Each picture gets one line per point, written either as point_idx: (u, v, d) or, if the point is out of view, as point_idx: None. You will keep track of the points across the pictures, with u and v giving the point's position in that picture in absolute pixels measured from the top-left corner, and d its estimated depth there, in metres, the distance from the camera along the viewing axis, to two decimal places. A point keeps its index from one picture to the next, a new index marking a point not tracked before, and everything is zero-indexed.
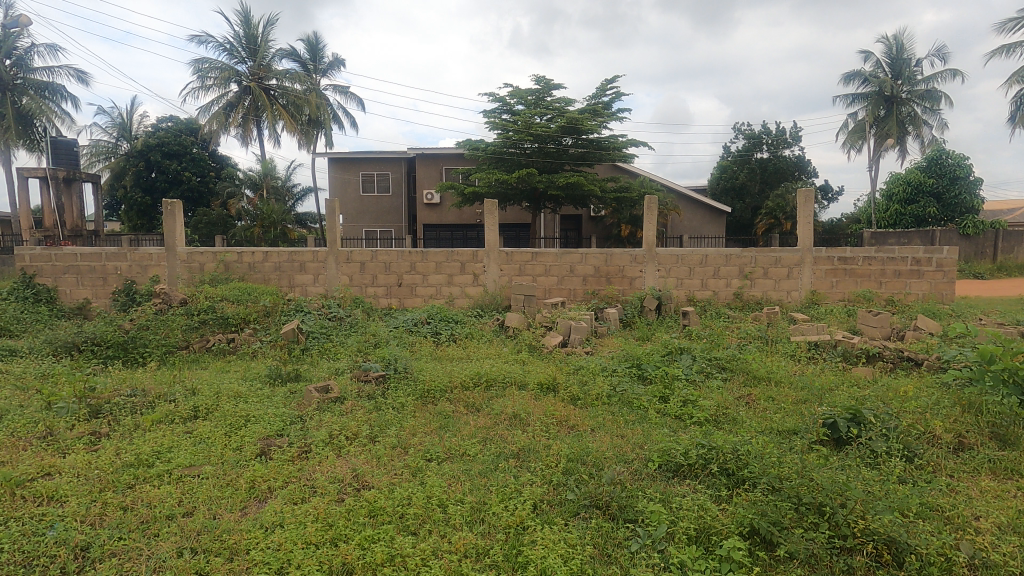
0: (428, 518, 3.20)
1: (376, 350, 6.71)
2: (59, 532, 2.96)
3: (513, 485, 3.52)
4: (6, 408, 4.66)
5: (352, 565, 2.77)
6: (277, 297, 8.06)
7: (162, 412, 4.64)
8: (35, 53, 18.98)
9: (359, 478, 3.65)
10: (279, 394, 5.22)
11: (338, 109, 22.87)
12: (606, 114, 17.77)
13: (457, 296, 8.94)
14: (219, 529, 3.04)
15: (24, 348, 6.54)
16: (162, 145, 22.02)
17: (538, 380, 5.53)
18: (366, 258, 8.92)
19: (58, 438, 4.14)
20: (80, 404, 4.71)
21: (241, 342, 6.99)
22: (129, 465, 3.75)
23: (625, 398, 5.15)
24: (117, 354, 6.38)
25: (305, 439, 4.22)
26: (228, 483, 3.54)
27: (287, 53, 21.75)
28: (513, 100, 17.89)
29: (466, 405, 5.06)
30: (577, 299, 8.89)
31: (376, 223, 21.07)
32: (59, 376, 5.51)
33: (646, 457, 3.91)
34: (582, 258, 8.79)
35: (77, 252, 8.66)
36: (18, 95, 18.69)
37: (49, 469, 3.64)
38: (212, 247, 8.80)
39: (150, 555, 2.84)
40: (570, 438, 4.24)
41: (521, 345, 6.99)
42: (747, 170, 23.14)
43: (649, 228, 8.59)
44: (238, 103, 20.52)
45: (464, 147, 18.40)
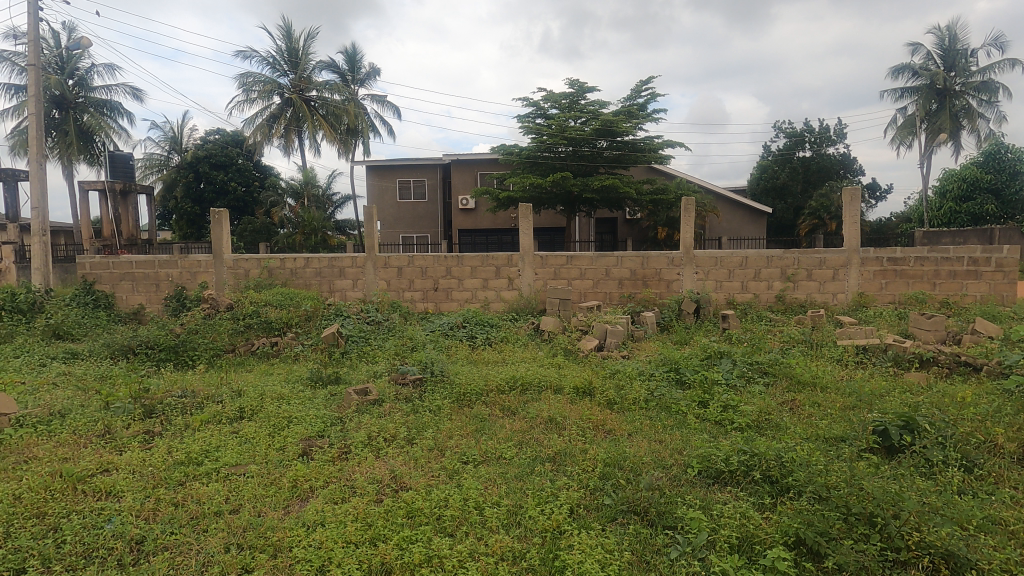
0: (465, 520, 3.22)
1: (413, 353, 6.80)
2: (116, 526, 3.11)
3: (550, 489, 3.50)
4: (69, 407, 4.93)
5: (391, 565, 2.80)
6: (318, 302, 8.28)
7: (210, 413, 4.82)
8: (94, 72, 20.11)
9: (398, 479, 3.71)
10: (320, 397, 5.34)
11: (375, 117, 23.35)
12: (641, 116, 17.60)
13: (493, 300, 8.98)
14: (264, 526, 3.13)
15: (84, 351, 6.91)
16: (210, 157, 22.95)
17: (573, 384, 5.50)
18: (403, 263, 9.06)
19: (115, 436, 4.36)
20: (135, 404, 4.96)
21: (284, 345, 7.20)
22: (179, 463, 3.91)
23: (663, 402, 5.06)
24: (168, 356, 6.65)
25: (345, 441, 4.31)
26: (272, 482, 3.65)
27: (326, 65, 22.36)
28: (547, 104, 17.90)
29: (501, 408, 5.07)
30: (613, 303, 8.79)
31: (413, 229, 21.40)
32: (116, 378, 5.81)
33: (685, 462, 3.83)
34: (619, 261, 8.69)
35: (132, 260, 9.10)
36: (79, 113, 19.83)
37: (107, 465, 3.83)
38: (256, 254, 9.09)
39: (199, 550, 2.96)
40: (608, 443, 4.19)
41: (556, 349, 6.96)
42: (789, 170, 22.50)
43: (687, 229, 8.43)
44: (281, 115, 21.22)
45: (498, 152, 18.46)
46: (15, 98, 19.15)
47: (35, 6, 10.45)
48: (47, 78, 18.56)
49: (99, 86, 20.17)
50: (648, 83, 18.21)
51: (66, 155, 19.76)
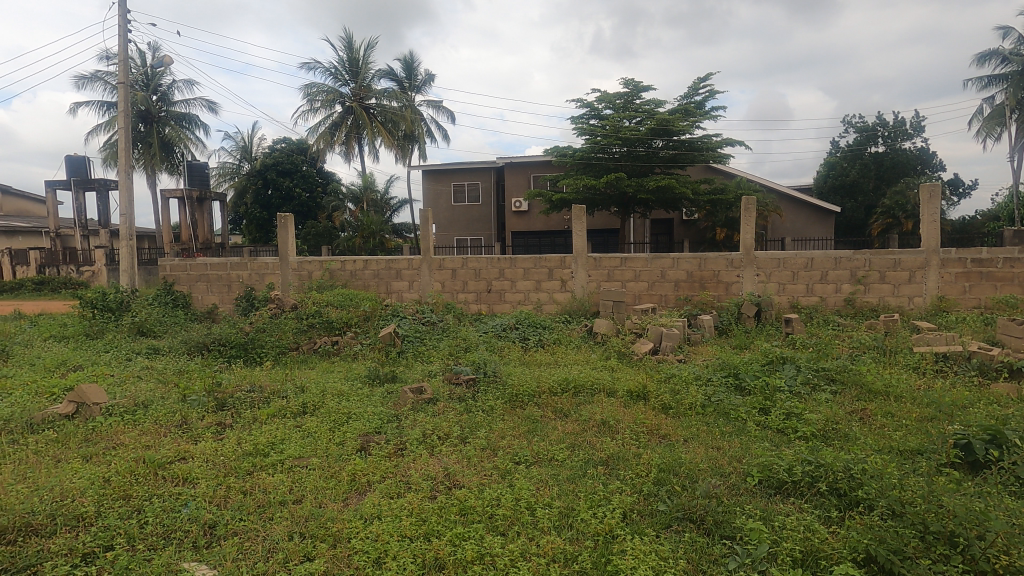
0: (517, 519, 3.23)
1: (467, 354, 6.91)
2: (192, 510, 3.33)
3: (602, 492, 3.47)
4: (152, 398, 5.33)
5: (444, 561, 2.85)
6: (376, 303, 8.55)
7: (276, 407, 5.08)
8: (175, 88, 21.61)
9: (451, 477, 3.77)
10: (378, 394, 5.51)
11: (431, 122, 23.84)
12: (699, 114, 17.14)
13: (546, 302, 8.97)
14: (324, 517, 3.26)
15: (164, 347, 7.43)
16: (277, 165, 24.11)
17: (627, 387, 5.41)
18: (457, 265, 9.21)
19: (192, 426, 4.68)
20: (209, 397, 5.30)
21: (344, 344, 7.48)
22: (247, 454, 4.13)
23: (721, 408, 4.91)
24: (239, 353, 7.05)
25: (401, 437, 4.43)
26: (332, 475, 3.80)
27: (385, 73, 23.06)
28: (601, 105, 17.72)
29: (554, 410, 5.06)
30: (668, 305, 8.59)
31: (467, 231, 21.71)
32: (193, 373, 6.23)
33: (744, 471, 3.70)
34: (674, 263, 8.49)
35: (207, 263, 9.70)
36: (162, 126, 21.35)
37: (183, 453, 4.11)
38: (319, 256, 9.49)
39: (265, 537, 3.11)
40: (663, 448, 4.11)
41: (609, 351, 6.88)
42: (860, 166, 21.29)
43: (747, 230, 8.12)
44: (342, 123, 22.03)
45: (552, 154, 18.42)
46: (107, 114, 20.85)
47: (124, 28, 11.34)
48: (134, 94, 20.09)
49: (179, 101, 21.65)
50: (707, 80, 17.70)
51: (150, 165, 21.31)
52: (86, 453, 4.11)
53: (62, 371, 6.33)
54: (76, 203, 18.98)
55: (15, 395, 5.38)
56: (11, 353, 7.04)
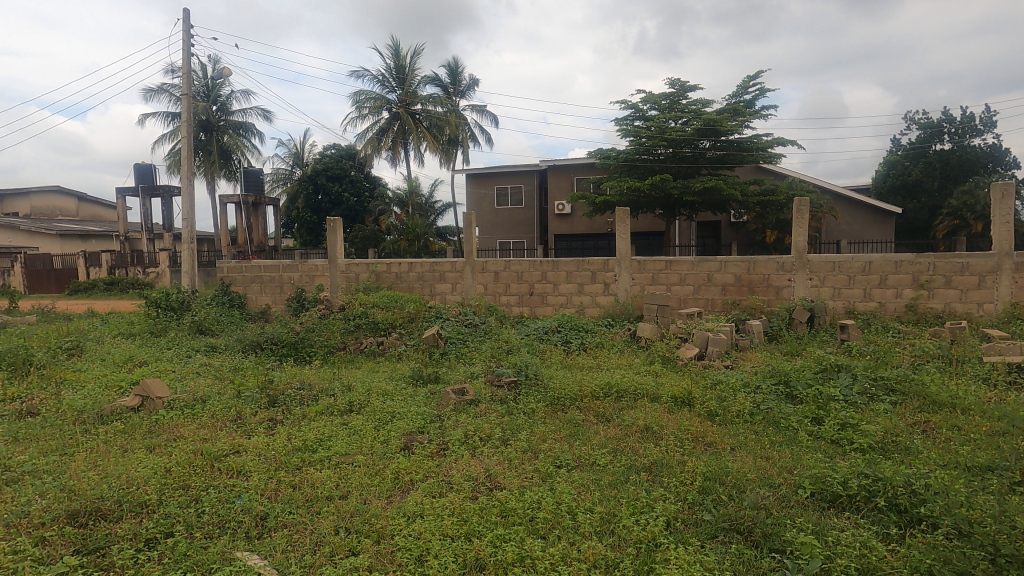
0: (558, 523, 3.22)
1: (508, 356, 6.93)
2: (245, 502, 3.47)
3: (645, 499, 3.41)
4: (209, 394, 5.59)
5: (484, 562, 2.87)
6: (420, 305, 8.70)
7: (324, 405, 5.23)
8: (233, 98, 22.66)
9: (492, 478, 3.79)
10: (421, 394, 5.60)
11: (475, 126, 24.08)
12: (748, 113, 16.65)
13: (588, 305, 8.90)
14: (369, 514, 3.33)
15: (221, 345, 7.79)
16: (326, 170, 24.89)
17: (671, 393, 5.30)
18: (500, 268, 9.25)
19: (246, 421, 4.88)
20: (261, 393, 5.52)
21: (389, 345, 7.64)
22: (297, 449, 4.27)
23: (771, 417, 4.74)
24: (290, 352, 7.32)
25: (443, 438, 4.48)
26: (377, 472, 3.88)
27: (430, 79, 23.46)
28: (646, 106, 17.46)
29: (596, 415, 5.01)
30: (715, 310, 8.37)
31: (510, 234, 21.80)
32: (247, 370, 6.50)
33: (795, 483, 3.56)
34: (722, 266, 8.27)
35: (260, 264, 10.11)
36: (221, 134, 22.43)
37: (238, 447, 4.29)
38: (366, 259, 9.73)
39: (313, 530, 3.21)
40: (709, 456, 4.00)
41: (653, 356, 6.75)
42: (923, 165, 20.18)
43: (800, 232, 7.83)
44: (389, 128, 22.54)
45: (595, 156, 18.27)
46: (172, 124, 22.07)
47: (188, 42, 11.99)
48: (196, 105, 21.20)
49: (237, 110, 22.70)
50: (757, 78, 17.17)
51: (210, 172, 22.41)
52: (149, 444, 4.35)
53: (129, 367, 6.73)
54: (143, 209, 20.17)
55: (88, 388, 5.76)
56: (84, 348, 7.55)
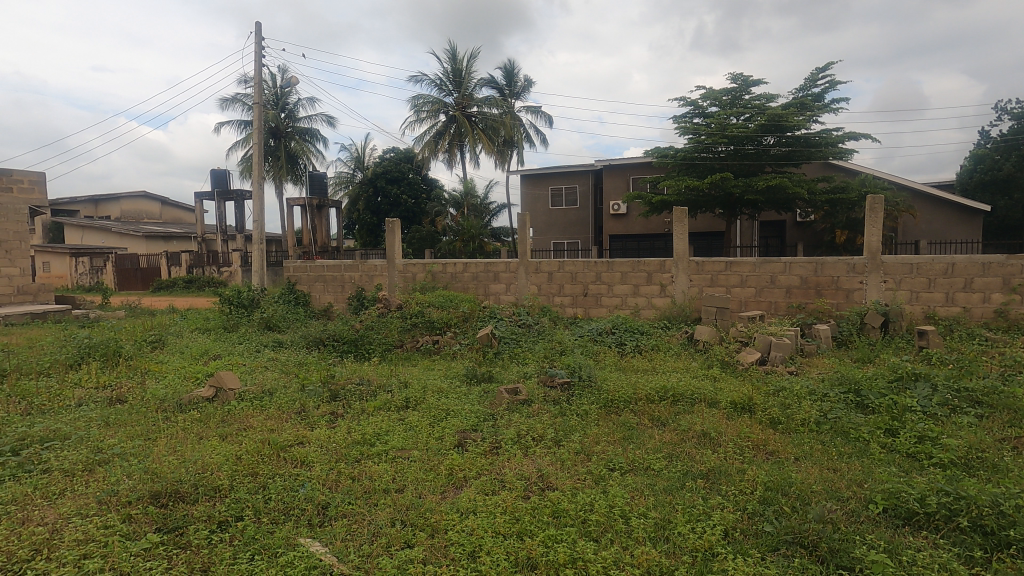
0: (610, 527, 3.18)
1: (562, 357, 6.92)
2: (308, 491, 3.64)
3: (702, 507, 3.31)
4: (276, 387, 5.89)
5: (536, 561, 2.88)
6: (475, 305, 8.81)
7: (382, 400, 5.41)
8: (300, 105, 23.77)
9: (545, 478, 3.80)
10: (476, 393, 5.69)
11: (530, 127, 24.12)
12: (817, 107, 15.86)
13: (643, 306, 8.74)
14: (424, 508, 3.41)
15: (287, 341, 8.18)
16: (385, 173, 25.62)
17: (731, 398, 5.12)
18: (554, 268, 9.23)
19: (310, 414, 5.12)
20: (324, 388, 5.77)
21: (444, 343, 7.79)
22: (356, 442, 4.43)
23: (839, 426, 4.50)
24: (350, 349, 7.62)
25: (496, 436, 4.53)
26: (431, 468, 3.97)
27: (487, 81, 23.72)
28: (706, 102, 16.94)
29: (651, 418, 4.92)
30: (779, 313, 8.01)
31: (564, 235, 21.69)
32: (310, 365, 6.80)
33: (866, 498, 3.35)
34: (786, 267, 7.91)
35: (324, 264, 10.53)
36: (288, 140, 23.56)
37: (302, 438, 4.50)
38: (423, 260, 9.95)
39: (370, 521, 3.32)
40: (770, 465, 3.84)
41: (711, 360, 6.55)
42: (1016, 158, 18.57)
43: (873, 231, 7.38)
44: (446, 131, 22.95)
45: (652, 155, 17.90)
46: (245, 132, 23.40)
47: (258, 53, 12.68)
48: (266, 113, 22.37)
49: (303, 117, 23.80)
50: (827, 69, 16.33)
51: (278, 176, 23.58)
52: (223, 432, 4.63)
53: (205, 360, 7.19)
54: (218, 211, 21.47)
55: (169, 379, 6.21)
56: (166, 341, 8.12)
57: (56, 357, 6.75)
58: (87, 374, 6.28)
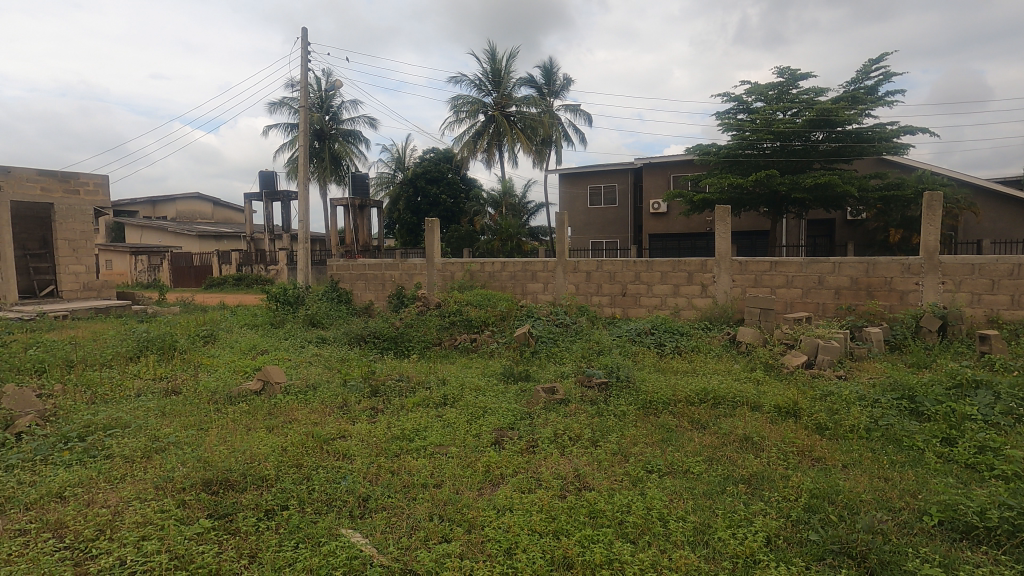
0: (648, 529, 3.14)
1: (599, 357, 6.87)
2: (349, 483, 3.74)
3: (743, 513, 3.24)
4: (320, 381, 6.09)
5: (572, 560, 2.88)
6: (512, 304, 8.84)
7: (421, 397, 5.50)
8: (343, 107, 24.37)
9: (581, 478, 3.79)
10: (513, 391, 5.71)
11: (569, 126, 24.00)
12: (870, 100, 15.20)
13: (684, 307, 8.59)
14: (461, 503, 3.46)
15: (330, 337, 8.42)
16: (425, 173, 25.98)
17: (774, 402, 4.98)
18: (592, 267, 9.17)
19: (351, 409, 5.26)
20: (365, 383, 5.92)
21: (481, 341, 7.86)
22: (396, 437, 4.53)
23: (891, 434, 4.31)
24: (390, 346, 7.79)
25: (533, 435, 4.54)
26: (468, 464, 4.01)
27: (525, 80, 23.74)
28: (751, 97, 16.47)
29: (691, 421, 4.83)
30: (827, 315, 7.72)
31: (603, 234, 21.49)
32: (352, 361, 6.99)
33: (920, 509, 3.21)
34: (835, 268, 7.61)
35: (366, 263, 10.77)
36: (332, 142, 24.20)
37: (344, 432, 4.63)
38: (461, 259, 10.04)
39: (409, 515, 3.39)
40: (816, 472, 3.72)
41: (754, 362, 6.38)
42: None
43: (930, 230, 7.02)
44: (484, 131, 23.09)
45: (694, 152, 17.51)
46: (291, 134, 24.15)
47: (304, 57, 13.07)
48: (311, 116, 23.05)
49: (347, 119, 24.41)
50: (881, 61, 15.63)
51: (322, 177, 24.24)
52: (269, 424, 4.82)
53: (253, 354, 7.49)
54: (265, 212, 22.25)
55: (220, 372, 6.50)
56: (217, 336, 8.49)
57: (118, 349, 7.15)
58: (145, 366, 6.63)
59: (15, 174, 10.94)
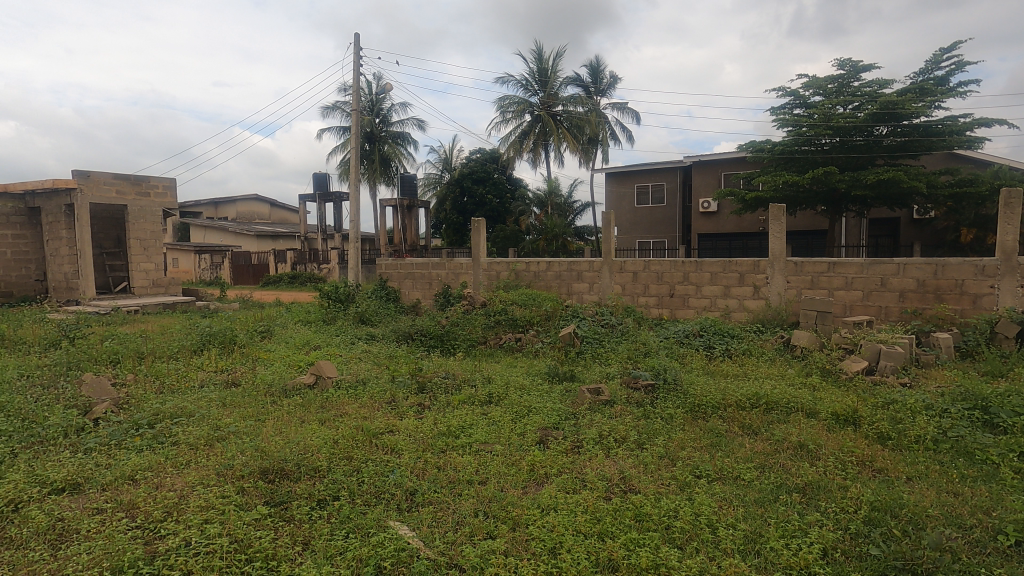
0: (696, 535, 3.07)
1: (646, 359, 6.75)
2: (397, 477, 3.83)
3: (798, 523, 3.12)
4: (370, 377, 6.26)
5: (617, 563, 2.85)
6: (557, 304, 8.82)
7: (466, 394, 5.57)
8: (393, 110, 24.94)
9: (627, 481, 3.74)
10: (557, 391, 5.70)
11: (616, 124, 23.73)
12: (940, 91, 14.32)
13: (734, 309, 8.34)
14: (505, 501, 3.48)
15: (379, 334, 8.63)
16: (472, 173, 26.24)
17: (832, 409, 4.76)
18: (639, 268, 9.03)
19: (398, 404, 5.38)
20: (412, 379, 6.05)
21: (526, 341, 7.88)
22: (442, 434, 4.60)
23: (963, 447, 4.05)
24: (437, 343, 7.93)
25: (578, 435, 4.52)
26: (513, 462, 4.04)
27: (572, 79, 23.63)
28: (808, 91, 15.81)
29: (741, 426, 4.68)
30: (890, 319, 7.31)
31: (650, 233, 21.13)
32: (400, 358, 7.14)
33: (994, 527, 3.00)
34: (900, 269, 7.20)
35: (413, 262, 10.97)
36: (382, 144, 24.80)
37: (392, 427, 4.74)
38: (507, 258, 10.09)
39: (455, 510, 3.44)
40: (877, 484, 3.54)
41: (810, 367, 6.13)
42: None
43: (1007, 230, 6.56)
44: (531, 130, 23.12)
45: (747, 149, 16.95)
46: (343, 137, 24.90)
47: (356, 63, 13.45)
48: (362, 119, 23.71)
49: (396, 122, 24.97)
50: (953, 49, 14.71)
51: (372, 178, 24.87)
52: (322, 417, 4.99)
53: (307, 350, 7.75)
54: (318, 212, 23.02)
55: (276, 366, 6.78)
56: (273, 332, 8.84)
57: (183, 342, 7.57)
58: (208, 359, 6.98)
59: (93, 178, 11.74)
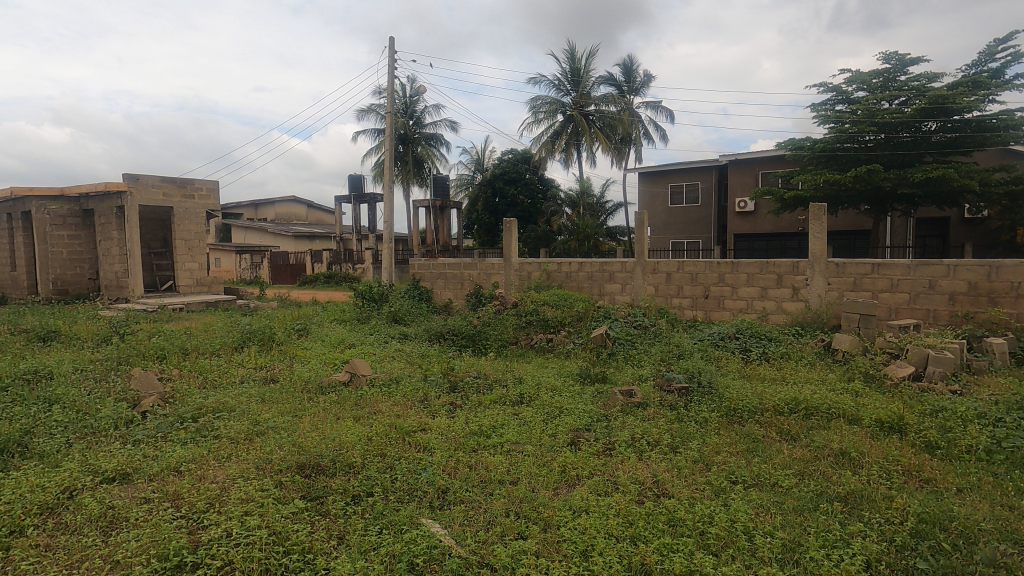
0: (732, 543, 3.01)
1: (679, 361, 6.63)
2: (429, 475, 3.87)
3: (839, 533, 3.02)
4: (403, 375, 6.35)
5: (651, 568, 2.81)
6: (589, 304, 8.76)
7: (498, 394, 5.59)
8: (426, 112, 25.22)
9: (660, 485, 3.68)
10: (589, 392, 5.67)
11: (649, 123, 23.44)
12: (994, 84, 13.63)
13: (772, 311, 8.13)
14: (537, 502, 3.48)
15: (411, 334, 8.74)
16: (504, 174, 26.31)
17: (876, 416, 4.59)
18: (672, 268, 8.89)
19: (430, 403, 5.44)
20: (444, 378, 6.12)
21: (558, 342, 7.86)
22: (473, 433, 4.62)
23: (1019, 459, 3.83)
24: (468, 343, 7.99)
25: (609, 438, 4.47)
26: (545, 463, 4.03)
27: (605, 78, 23.45)
28: (852, 87, 15.28)
29: (779, 432, 4.56)
30: (939, 323, 6.99)
31: (684, 234, 20.79)
32: (432, 357, 7.22)
33: None
34: (949, 271, 6.89)
35: (445, 262, 11.07)
36: (415, 145, 25.09)
37: (424, 425, 4.79)
38: (538, 258, 10.08)
39: (486, 509, 3.46)
40: (924, 494, 3.39)
41: (853, 372, 5.92)
42: None
43: None
44: (563, 131, 23.04)
45: (786, 147, 16.49)
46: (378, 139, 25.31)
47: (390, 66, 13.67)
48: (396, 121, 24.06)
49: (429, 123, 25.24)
50: (1008, 40, 13.99)
51: (406, 179, 25.19)
52: (356, 415, 5.09)
53: (342, 348, 7.92)
54: (353, 213, 23.45)
55: (312, 363, 6.95)
56: (309, 330, 9.05)
57: (225, 339, 7.83)
58: (248, 356, 7.21)
59: (142, 181, 12.24)
